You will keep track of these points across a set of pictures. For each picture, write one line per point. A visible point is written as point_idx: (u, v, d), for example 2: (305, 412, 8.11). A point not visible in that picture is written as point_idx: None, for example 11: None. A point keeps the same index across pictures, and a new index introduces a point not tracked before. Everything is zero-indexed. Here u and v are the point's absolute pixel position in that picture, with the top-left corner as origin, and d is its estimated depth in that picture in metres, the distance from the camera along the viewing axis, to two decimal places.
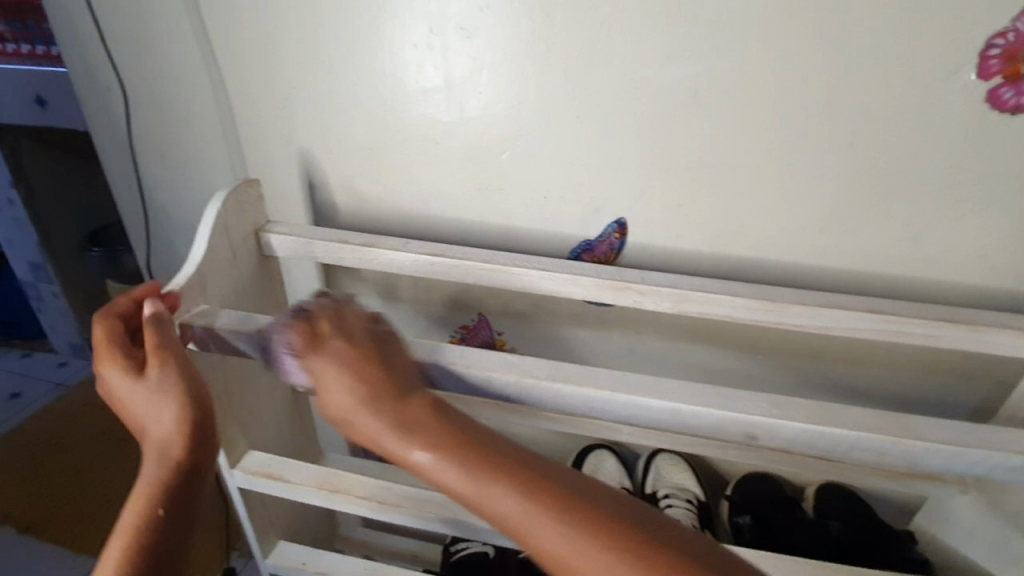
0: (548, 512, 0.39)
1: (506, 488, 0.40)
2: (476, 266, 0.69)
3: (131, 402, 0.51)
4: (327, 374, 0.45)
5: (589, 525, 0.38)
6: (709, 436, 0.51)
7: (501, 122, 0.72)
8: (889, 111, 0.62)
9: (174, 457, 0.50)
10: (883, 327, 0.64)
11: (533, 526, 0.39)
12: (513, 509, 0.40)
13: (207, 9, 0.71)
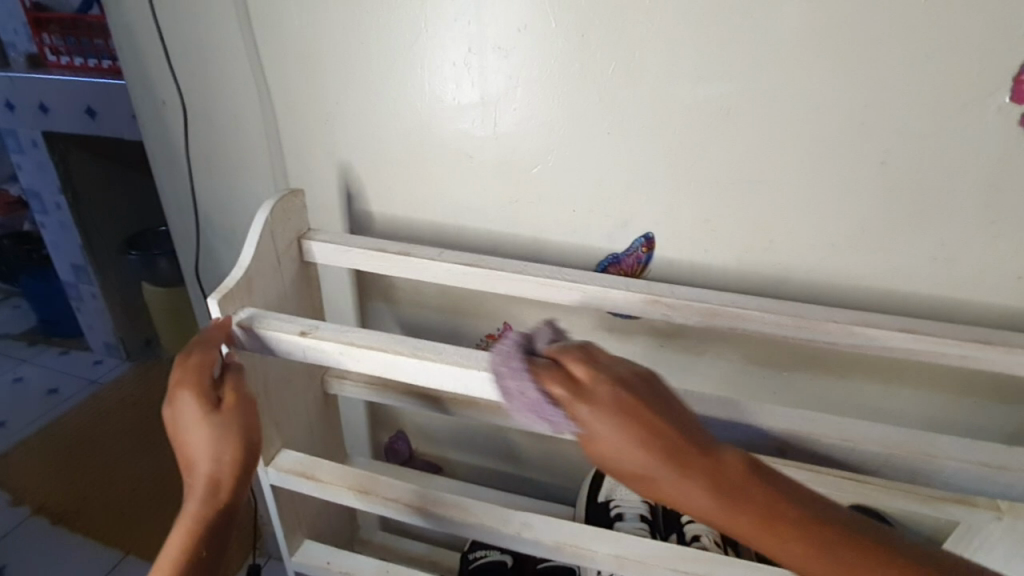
0: (787, 529, 0.43)
1: (751, 514, 0.43)
2: (504, 276, 0.70)
3: (194, 439, 0.54)
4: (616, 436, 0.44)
5: (801, 531, 0.43)
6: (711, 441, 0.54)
7: (534, 137, 0.73)
8: (925, 128, 0.61)
9: (219, 496, 0.54)
10: (918, 348, 0.61)
11: (787, 544, 0.43)
12: (708, 508, 0.44)
13: (262, 33, 0.77)
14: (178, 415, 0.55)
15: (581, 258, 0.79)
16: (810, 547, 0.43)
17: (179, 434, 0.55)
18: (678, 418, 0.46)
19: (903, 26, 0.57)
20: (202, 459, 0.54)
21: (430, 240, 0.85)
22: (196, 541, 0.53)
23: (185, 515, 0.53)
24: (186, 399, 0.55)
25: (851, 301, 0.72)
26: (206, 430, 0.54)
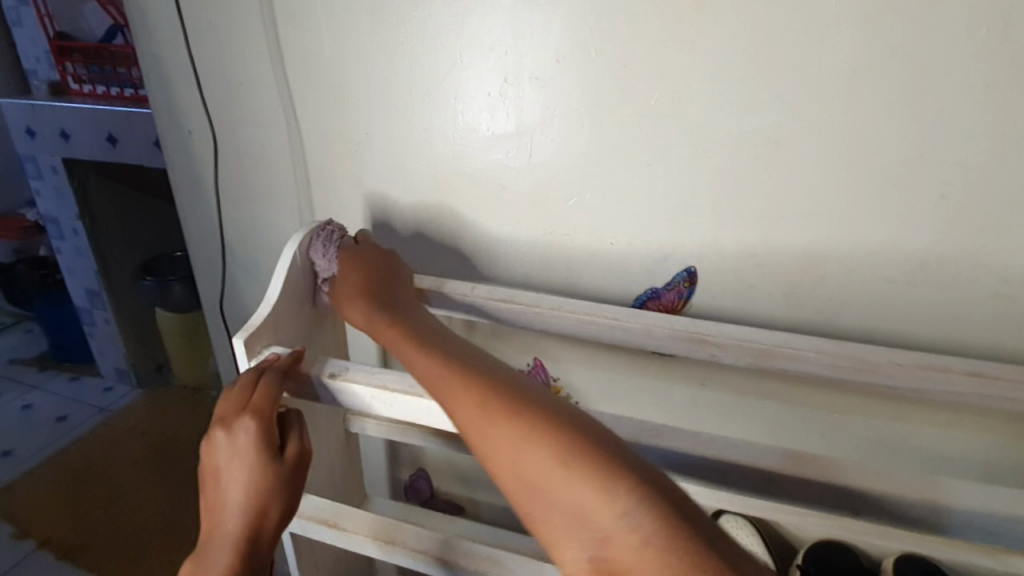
0: (543, 443, 0.40)
1: (473, 399, 0.45)
2: (540, 312, 0.67)
3: (239, 481, 0.51)
4: (352, 302, 0.64)
5: (563, 449, 0.39)
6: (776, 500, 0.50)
7: (571, 168, 0.71)
8: (988, 161, 0.58)
9: (258, 542, 0.51)
10: (987, 392, 0.57)
11: (532, 459, 0.40)
12: (474, 415, 0.45)
13: (292, 64, 0.76)
14: (228, 455, 0.51)
15: (617, 292, 0.76)
16: (550, 451, 0.39)
17: (222, 476, 0.51)
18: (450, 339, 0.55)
19: (967, 55, 0.54)
20: (246, 507, 0.51)
21: (458, 272, 0.82)
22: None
23: (215, 562, 0.50)
24: (243, 440, 0.51)
25: (908, 340, 0.68)
26: (259, 474, 0.51)
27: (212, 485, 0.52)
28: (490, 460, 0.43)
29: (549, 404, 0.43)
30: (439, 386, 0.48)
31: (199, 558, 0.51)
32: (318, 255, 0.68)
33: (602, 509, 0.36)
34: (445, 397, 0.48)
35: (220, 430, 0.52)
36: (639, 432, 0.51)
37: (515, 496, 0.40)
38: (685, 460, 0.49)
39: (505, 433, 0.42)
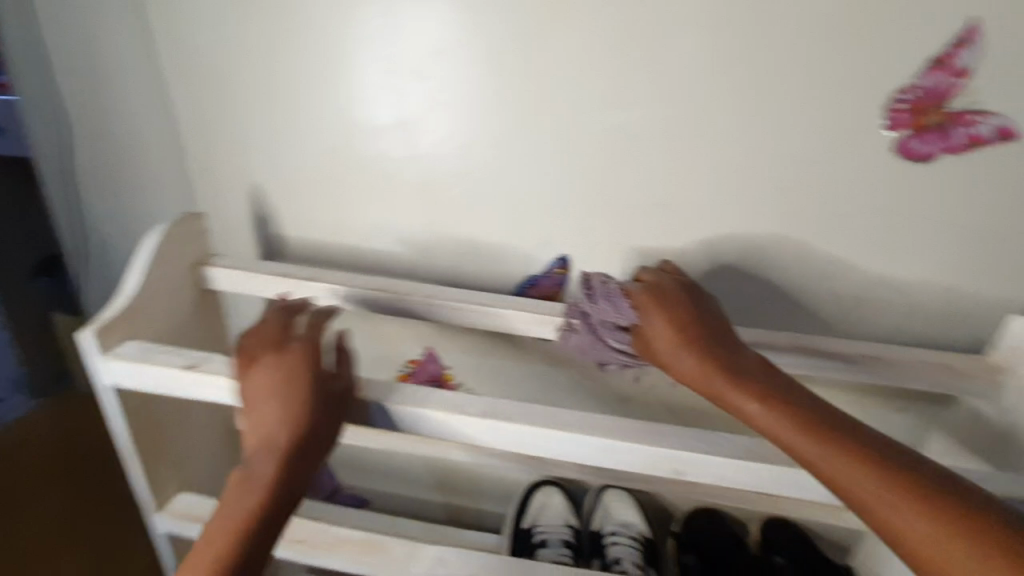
0: (871, 470, 0.42)
1: (776, 409, 0.46)
2: (412, 300, 0.68)
3: (273, 401, 0.50)
4: (650, 311, 0.55)
5: (861, 460, 0.42)
6: (618, 467, 0.52)
7: (450, 160, 0.73)
8: (809, 157, 0.62)
9: (280, 470, 0.48)
10: (803, 361, 0.64)
11: (848, 478, 0.43)
12: (760, 413, 0.47)
13: (162, 51, 0.73)
14: (282, 373, 0.51)
15: (499, 280, 0.79)
16: (878, 478, 0.42)
17: (251, 395, 0.51)
18: (721, 334, 0.53)
19: (789, 54, 0.57)
20: (281, 425, 0.49)
21: (349, 262, 0.84)
22: (259, 515, 0.47)
23: (238, 483, 0.48)
24: (294, 359, 0.52)
25: (754, 318, 0.74)
26: (297, 390, 0.50)
27: (255, 404, 0.50)
28: (806, 462, 0.45)
29: (837, 420, 0.45)
30: (750, 399, 0.48)
31: (240, 479, 0.48)
32: (596, 303, 0.57)
33: (910, 515, 0.40)
34: (751, 416, 0.48)
35: (269, 356, 0.52)
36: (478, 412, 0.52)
37: (863, 510, 0.42)
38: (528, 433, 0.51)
39: (815, 449, 0.44)
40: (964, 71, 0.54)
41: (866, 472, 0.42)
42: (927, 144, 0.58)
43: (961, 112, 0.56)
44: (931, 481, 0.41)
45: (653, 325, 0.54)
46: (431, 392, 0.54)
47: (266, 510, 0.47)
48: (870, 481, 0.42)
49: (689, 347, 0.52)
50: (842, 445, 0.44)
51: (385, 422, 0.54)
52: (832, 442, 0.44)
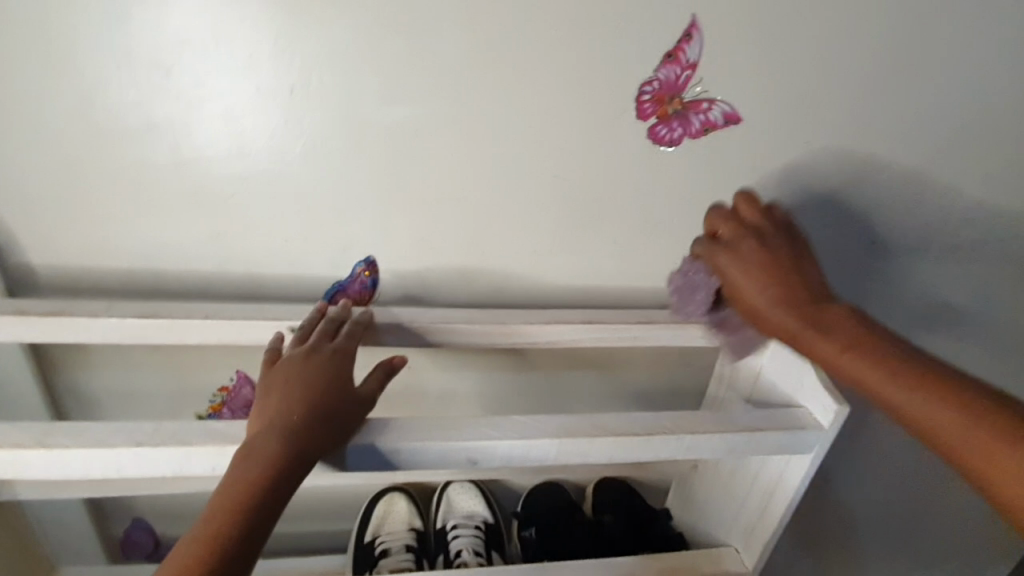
0: (932, 395, 0.47)
1: (855, 353, 0.52)
2: (191, 323, 0.59)
3: (281, 380, 0.48)
4: (735, 269, 0.59)
5: (935, 390, 0.48)
6: (427, 466, 0.53)
7: (225, 164, 0.62)
8: (581, 143, 0.66)
9: (286, 442, 0.45)
10: (600, 334, 0.68)
11: (922, 407, 0.48)
12: (858, 364, 0.51)
13: None
14: (330, 361, 0.50)
15: (301, 290, 0.72)
16: (931, 403, 0.47)
17: (280, 378, 0.48)
18: (813, 282, 0.58)
19: (550, 47, 0.60)
20: (294, 403, 0.47)
21: (121, 291, 0.69)
22: (244, 496, 0.43)
23: (236, 465, 0.44)
24: (317, 352, 0.51)
25: (561, 298, 0.78)
26: (316, 368, 0.49)
27: (290, 387, 0.48)
28: (887, 405, 0.50)
29: (913, 356, 0.50)
30: (839, 353, 0.52)
31: (243, 458, 0.44)
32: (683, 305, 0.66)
33: (966, 430, 0.46)
34: (842, 362, 0.52)
35: (300, 350, 0.51)
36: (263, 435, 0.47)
37: (918, 425, 0.48)
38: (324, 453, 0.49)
39: (896, 387, 0.49)
40: (692, 64, 0.63)
41: (897, 382, 0.49)
42: (670, 131, 0.67)
43: (694, 100, 0.65)
44: (971, 390, 0.47)
45: (747, 282, 0.58)
46: (197, 425, 0.48)
47: (261, 489, 0.43)
48: (876, 367, 0.50)
49: (772, 290, 0.57)
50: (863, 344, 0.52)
51: (139, 469, 0.47)
52: (833, 336, 0.53)
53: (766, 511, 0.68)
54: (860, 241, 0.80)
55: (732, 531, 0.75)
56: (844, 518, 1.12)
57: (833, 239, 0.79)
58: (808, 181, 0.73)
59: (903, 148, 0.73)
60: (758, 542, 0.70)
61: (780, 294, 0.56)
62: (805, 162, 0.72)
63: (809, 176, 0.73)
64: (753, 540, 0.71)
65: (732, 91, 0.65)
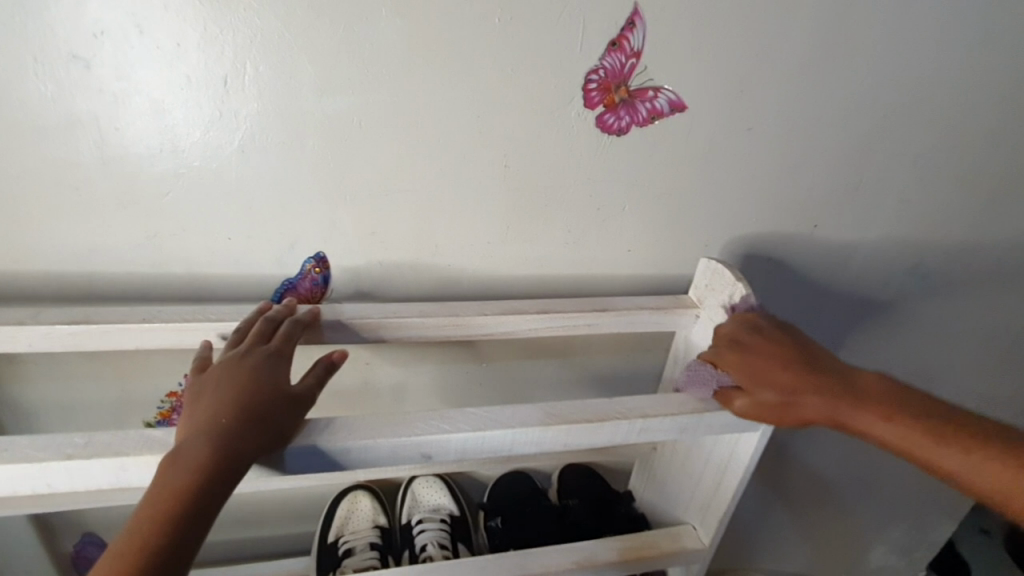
0: (986, 455, 0.50)
1: (906, 426, 0.53)
2: (128, 329, 0.57)
3: (214, 379, 0.48)
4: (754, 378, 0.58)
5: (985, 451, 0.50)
6: (380, 464, 0.53)
7: (158, 161, 0.60)
8: (529, 133, 0.66)
9: (222, 433, 0.44)
10: (554, 323, 0.68)
11: (983, 471, 0.50)
12: (913, 441, 0.52)
13: None
14: (259, 362, 0.49)
15: (249, 291, 0.70)
16: (984, 460, 0.50)
17: (208, 384, 0.47)
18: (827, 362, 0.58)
19: (492, 37, 0.60)
20: (228, 396, 0.46)
21: (54, 298, 0.66)
22: (169, 504, 0.41)
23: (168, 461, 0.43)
24: (248, 355, 0.50)
25: (517, 290, 0.78)
26: (251, 364, 0.49)
27: (217, 391, 0.46)
28: (950, 475, 0.52)
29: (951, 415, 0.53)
30: (891, 431, 0.53)
31: (168, 466, 0.42)
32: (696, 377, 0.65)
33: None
34: (898, 443, 0.53)
35: (231, 354, 0.50)
36: None
37: (985, 487, 0.50)
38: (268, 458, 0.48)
39: (953, 455, 0.51)
40: (637, 52, 0.63)
41: (952, 447, 0.51)
42: (618, 119, 0.67)
43: (641, 88, 0.66)
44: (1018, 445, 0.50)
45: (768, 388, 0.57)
46: (133, 434, 0.46)
47: (188, 495, 0.41)
48: (949, 453, 0.51)
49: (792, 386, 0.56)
50: (911, 418, 0.53)
51: (71, 484, 0.45)
52: (900, 426, 0.53)
53: (719, 487, 0.70)
54: (804, 224, 0.83)
55: (689, 509, 0.77)
56: (795, 488, 1.18)
57: (778, 223, 0.82)
58: (752, 167, 0.76)
59: (836, 133, 0.76)
60: (713, 518, 0.72)
61: (818, 396, 0.56)
62: (747, 149, 0.74)
63: (752, 161, 0.75)
64: (708, 517, 0.74)
65: (674, 79, 0.66)
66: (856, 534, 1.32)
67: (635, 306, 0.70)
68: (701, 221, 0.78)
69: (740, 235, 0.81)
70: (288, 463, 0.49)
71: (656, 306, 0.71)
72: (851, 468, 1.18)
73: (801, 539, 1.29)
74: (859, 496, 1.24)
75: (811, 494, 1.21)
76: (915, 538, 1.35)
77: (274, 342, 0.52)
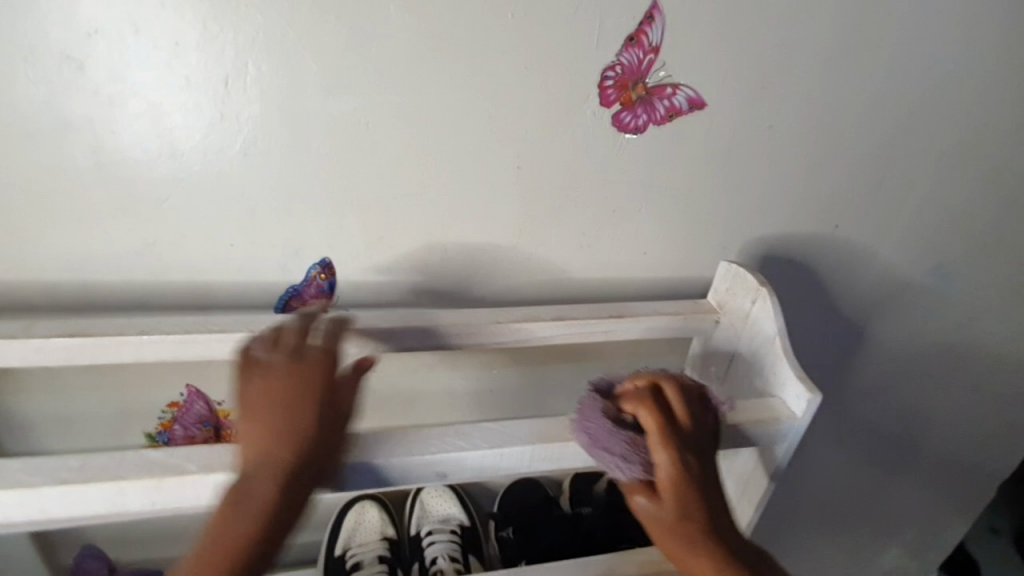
0: None
1: None
2: (127, 341, 0.54)
3: (273, 398, 0.44)
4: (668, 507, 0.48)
5: None
6: (392, 484, 0.50)
7: (156, 165, 0.57)
8: (542, 133, 0.64)
9: (294, 468, 0.42)
10: (570, 331, 0.65)
11: None
12: None
13: None
14: (312, 380, 0.46)
15: (252, 298, 0.67)
16: None
17: (263, 407, 0.44)
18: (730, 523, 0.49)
19: (504, 33, 0.57)
20: (297, 423, 0.44)
21: (50, 307, 0.63)
22: (246, 542, 0.40)
23: (238, 496, 0.41)
24: (302, 368, 0.46)
25: (530, 295, 0.75)
26: (313, 382, 0.46)
27: (279, 418, 0.43)
28: None
29: None
30: None
31: (238, 500, 0.41)
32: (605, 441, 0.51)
33: None
34: None
35: (279, 366, 0.46)
36: (212, 461, 0.44)
37: None
38: None
39: None
40: (655, 48, 0.61)
41: None
42: (635, 118, 0.65)
43: (659, 85, 0.63)
44: None
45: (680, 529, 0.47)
46: (133, 456, 0.44)
47: (261, 533, 0.40)
48: None
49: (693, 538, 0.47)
50: None
51: (67, 510, 0.42)
52: None
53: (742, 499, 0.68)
54: (825, 224, 0.80)
55: None
56: (806, 490, 1.16)
57: (798, 223, 0.79)
58: (772, 166, 0.73)
59: (859, 130, 0.73)
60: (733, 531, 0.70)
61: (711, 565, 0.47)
62: (767, 148, 0.71)
63: (773, 160, 0.72)
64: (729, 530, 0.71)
65: (694, 75, 0.63)
66: (868, 537, 1.30)
67: (653, 311, 0.67)
68: (719, 223, 0.76)
69: (758, 237, 0.79)
70: None
71: (675, 312, 0.68)
72: (865, 470, 1.16)
73: (813, 541, 1.27)
74: (873, 499, 1.22)
75: (823, 496, 1.19)
76: (929, 540, 1.33)
77: (324, 348, 0.48)
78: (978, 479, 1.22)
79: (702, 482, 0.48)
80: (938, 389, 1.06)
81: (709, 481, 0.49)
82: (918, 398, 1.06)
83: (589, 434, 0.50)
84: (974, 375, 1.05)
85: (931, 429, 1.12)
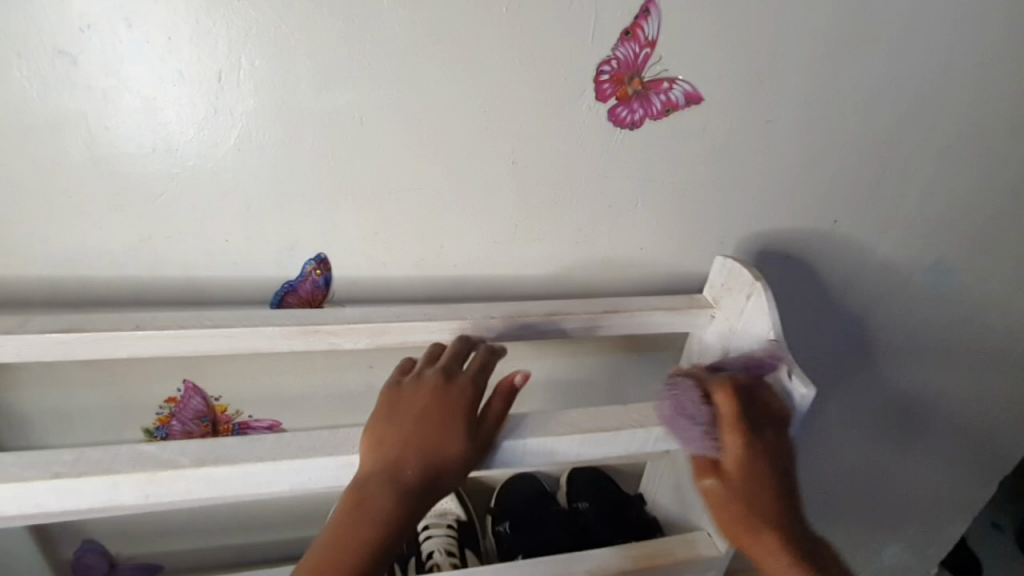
0: None
1: None
2: (122, 336, 0.54)
3: (427, 409, 0.47)
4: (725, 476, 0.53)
5: None
6: None
7: (150, 160, 0.57)
8: (538, 127, 0.63)
9: (410, 477, 0.45)
10: (565, 327, 0.65)
11: None
12: None
13: None
14: (433, 388, 0.48)
15: (248, 294, 0.67)
16: None
17: (440, 413, 0.47)
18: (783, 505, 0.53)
19: (498, 27, 0.57)
20: (423, 437, 0.46)
21: (47, 303, 0.63)
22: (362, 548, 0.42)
23: (363, 502, 0.44)
24: (455, 381, 0.49)
25: (526, 290, 0.75)
26: (448, 396, 0.48)
27: (453, 423, 0.47)
28: None
29: None
30: None
31: (361, 504, 0.44)
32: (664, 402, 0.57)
33: None
34: None
35: (435, 379, 0.49)
36: (205, 455, 0.44)
37: None
38: (268, 475, 0.45)
39: None
40: (651, 42, 0.60)
41: None
42: (631, 112, 0.64)
43: (655, 80, 0.63)
44: None
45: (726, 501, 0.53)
46: (125, 450, 0.44)
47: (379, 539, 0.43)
48: None
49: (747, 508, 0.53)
50: None
51: (60, 504, 0.42)
52: None
53: None
54: (823, 219, 0.80)
55: (704, 515, 0.75)
56: (805, 486, 1.16)
57: (796, 218, 0.78)
58: (769, 161, 0.72)
59: (858, 125, 0.73)
60: None
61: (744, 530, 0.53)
62: (764, 142, 0.71)
63: (770, 155, 0.72)
64: None
65: (690, 69, 0.63)
66: (866, 533, 1.30)
67: (648, 307, 0.67)
68: (716, 218, 0.75)
69: (756, 232, 0.78)
70: (292, 477, 0.46)
71: (670, 307, 0.68)
72: (863, 466, 1.16)
73: None
74: (871, 495, 1.22)
75: (821, 492, 1.19)
76: (928, 536, 1.33)
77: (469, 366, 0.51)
78: (976, 475, 1.22)
79: (766, 467, 0.53)
80: (937, 385, 1.06)
81: (775, 467, 0.53)
82: (917, 394, 1.06)
83: (675, 405, 0.56)
84: (973, 370, 1.05)
85: (930, 424, 1.12)
